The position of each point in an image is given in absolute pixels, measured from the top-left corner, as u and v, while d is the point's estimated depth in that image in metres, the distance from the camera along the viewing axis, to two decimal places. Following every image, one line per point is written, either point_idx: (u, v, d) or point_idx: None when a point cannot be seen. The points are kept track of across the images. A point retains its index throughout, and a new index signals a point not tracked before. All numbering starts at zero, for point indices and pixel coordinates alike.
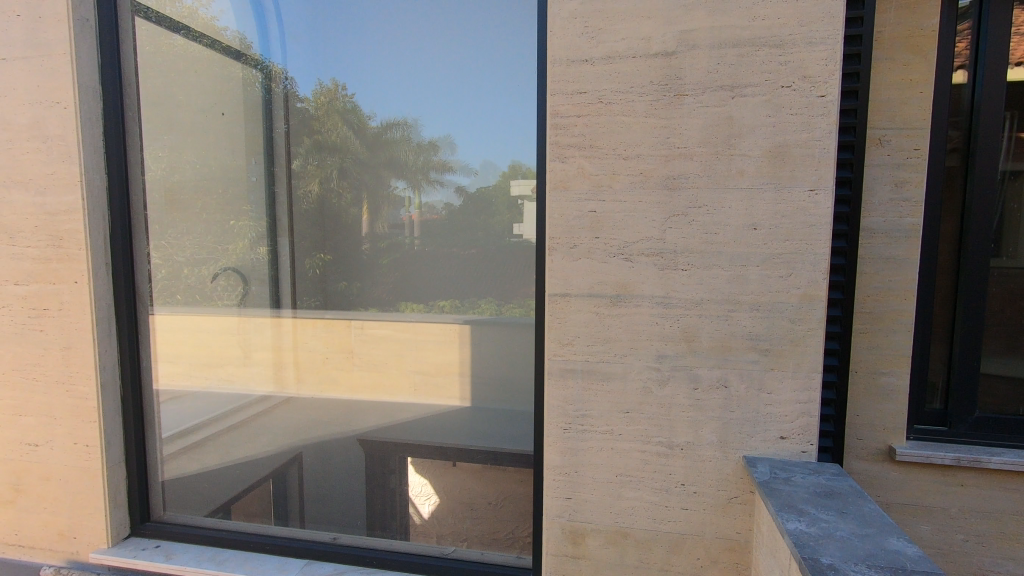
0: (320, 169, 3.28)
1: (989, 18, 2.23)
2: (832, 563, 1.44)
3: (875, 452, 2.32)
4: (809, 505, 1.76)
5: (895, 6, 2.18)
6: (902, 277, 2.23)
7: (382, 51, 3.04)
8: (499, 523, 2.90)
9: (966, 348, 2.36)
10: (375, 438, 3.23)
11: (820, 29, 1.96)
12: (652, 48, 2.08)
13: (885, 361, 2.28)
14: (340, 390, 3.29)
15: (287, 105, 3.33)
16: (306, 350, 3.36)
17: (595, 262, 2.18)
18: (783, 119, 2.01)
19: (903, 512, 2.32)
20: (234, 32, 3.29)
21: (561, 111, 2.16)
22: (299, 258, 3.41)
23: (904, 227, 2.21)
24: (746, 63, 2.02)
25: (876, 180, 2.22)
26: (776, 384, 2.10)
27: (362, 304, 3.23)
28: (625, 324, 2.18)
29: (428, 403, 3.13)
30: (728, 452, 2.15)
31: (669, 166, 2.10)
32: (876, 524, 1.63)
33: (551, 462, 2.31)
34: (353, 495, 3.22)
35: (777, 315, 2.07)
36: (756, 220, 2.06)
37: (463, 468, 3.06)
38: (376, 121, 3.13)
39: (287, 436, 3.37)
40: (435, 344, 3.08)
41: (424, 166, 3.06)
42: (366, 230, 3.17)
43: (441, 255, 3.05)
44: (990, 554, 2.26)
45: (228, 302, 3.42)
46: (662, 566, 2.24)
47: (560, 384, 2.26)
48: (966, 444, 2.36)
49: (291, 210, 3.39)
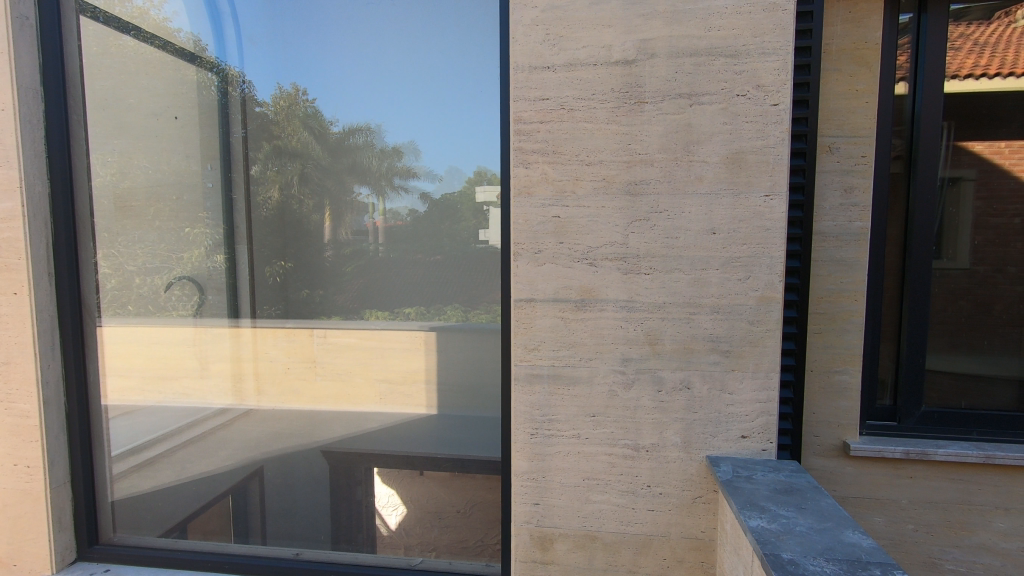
0: (280, 175, 3.16)
1: (927, 32, 2.36)
2: (793, 558, 1.48)
3: (831, 448, 2.41)
4: (770, 502, 1.81)
5: (841, 19, 2.28)
6: (853, 279, 2.32)
7: (345, 56, 2.99)
8: (468, 531, 2.88)
9: (912, 346, 2.48)
10: (339, 449, 3.15)
11: (771, 41, 2.03)
12: (613, 57, 2.11)
13: (838, 360, 2.37)
14: (302, 402, 3.20)
15: (245, 110, 3.17)
16: (266, 361, 3.22)
17: (560, 267, 2.19)
18: (739, 126, 2.07)
19: (858, 505, 2.40)
20: (188, 34, 3.13)
21: (523, 117, 2.17)
22: (259, 265, 3.25)
23: (853, 231, 2.30)
24: (703, 72, 2.08)
25: (827, 186, 2.31)
26: (736, 385, 2.15)
27: (325, 313, 3.14)
28: (590, 329, 2.20)
29: (394, 413, 3.07)
30: (692, 452, 2.19)
31: (631, 172, 2.13)
32: (833, 518, 1.68)
33: (519, 469, 2.30)
34: (317, 508, 3.14)
35: (736, 317, 2.13)
36: (715, 225, 2.11)
37: (431, 477, 3.02)
38: (338, 127, 3.07)
39: (248, 449, 3.25)
40: (401, 352, 3.05)
41: (388, 173, 3.02)
42: (328, 236, 3.10)
43: (407, 262, 3.01)
44: (939, 543, 2.36)
45: (184, 312, 3.25)
46: (630, 568, 2.25)
47: (526, 389, 2.26)
48: (916, 437, 2.46)
49: (250, 218, 3.24)
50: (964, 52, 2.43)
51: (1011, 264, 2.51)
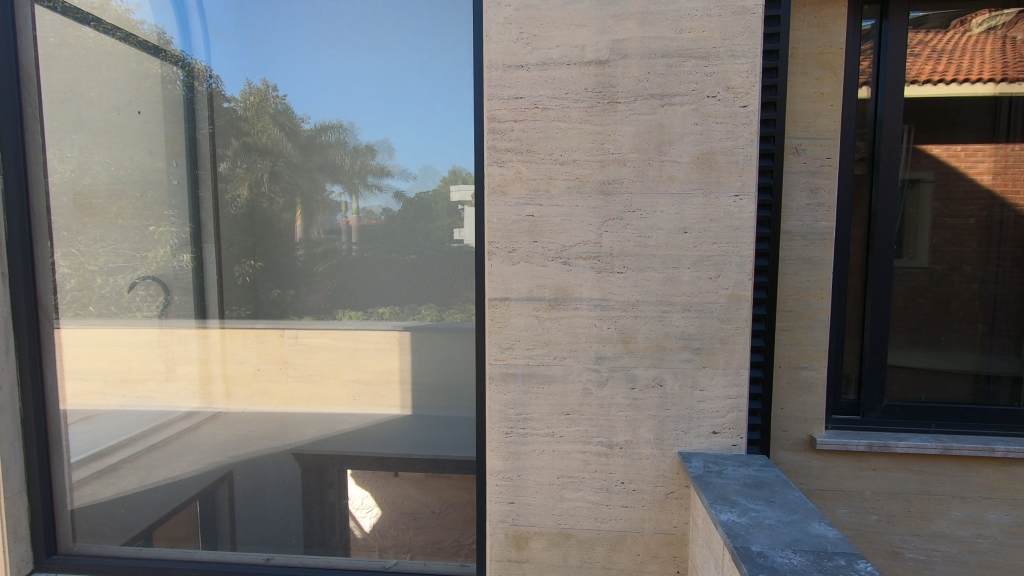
0: (249, 173, 3.08)
1: (888, 39, 2.44)
2: (762, 551, 1.51)
3: (798, 442, 2.47)
4: (740, 496, 1.84)
5: (807, 24, 2.34)
6: (819, 277, 2.38)
7: (316, 51, 2.93)
8: (443, 531, 2.88)
9: (875, 342, 2.56)
10: (311, 451, 3.10)
11: (740, 43, 2.07)
12: (586, 56, 2.13)
13: (805, 356, 2.43)
14: (273, 404, 3.13)
15: (212, 105, 3.09)
16: (235, 362, 3.14)
17: (534, 266, 2.19)
18: (710, 127, 2.11)
19: (824, 497, 2.46)
20: (152, 26, 3.03)
21: (497, 115, 2.17)
22: (227, 265, 3.16)
23: (819, 231, 2.36)
24: (674, 73, 2.10)
25: (794, 186, 2.37)
26: (707, 381, 2.18)
27: (296, 313, 3.08)
28: (564, 327, 2.21)
29: (367, 414, 3.03)
30: (665, 449, 2.21)
31: (604, 171, 2.15)
32: (801, 511, 1.72)
33: (493, 468, 2.30)
34: (289, 512, 3.10)
35: (707, 314, 2.16)
36: (686, 224, 2.14)
37: (406, 478, 2.99)
38: (310, 124, 3.01)
39: (216, 454, 3.17)
40: (374, 353, 3.01)
41: (361, 171, 2.98)
42: (299, 235, 3.04)
43: (381, 261, 2.97)
44: (900, 532, 2.44)
45: (148, 313, 3.15)
46: (604, 565, 2.27)
47: (501, 388, 2.25)
48: (878, 431, 2.54)
49: (218, 216, 3.15)
50: (923, 59, 2.52)
51: (966, 263, 2.62)
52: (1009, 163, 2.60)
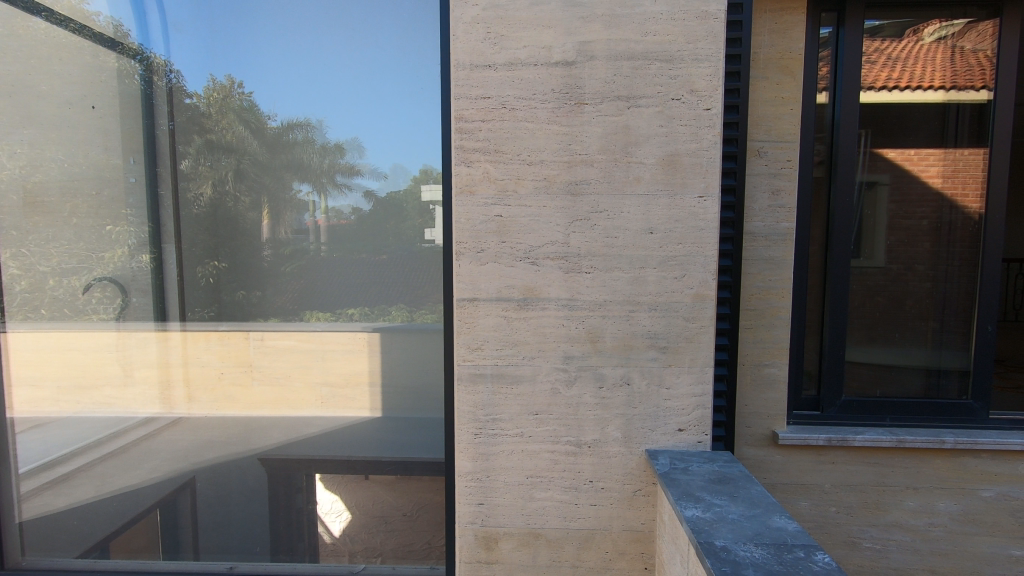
0: (213, 171, 2.98)
1: (846, 46, 2.52)
2: (725, 545, 1.54)
3: (761, 437, 2.53)
4: (704, 491, 1.88)
5: (768, 30, 2.40)
6: (780, 277, 2.44)
7: (283, 47, 2.85)
8: (414, 534, 2.89)
9: (834, 339, 2.64)
10: (276, 456, 3.03)
11: (704, 47, 2.11)
12: (553, 57, 2.14)
13: (768, 354, 2.49)
14: (237, 408, 3.05)
15: (172, 101, 2.97)
16: (197, 365, 3.05)
17: (502, 266, 2.19)
18: (674, 129, 2.14)
19: (786, 491, 2.53)
20: (107, 18, 2.92)
21: (464, 115, 2.16)
22: (189, 266, 3.05)
23: (780, 231, 2.43)
24: (640, 75, 2.13)
25: (757, 188, 2.42)
26: (673, 379, 2.21)
27: (263, 315, 3.00)
28: (532, 327, 2.21)
29: (335, 416, 2.98)
30: (632, 446, 2.24)
31: (571, 172, 2.16)
32: (762, 505, 1.77)
33: (462, 469, 2.28)
34: (254, 518, 3.05)
35: (673, 314, 2.20)
36: (652, 225, 2.17)
37: (376, 481, 2.95)
38: (277, 122, 2.92)
39: (176, 461, 3.07)
40: (343, 355, 2.96)
41: (330, 170, 2.91)
42: (266, 235, 2.96)
43: (351, 262, 2.93)
44: (858, 523, 2.52)
45: (105, 315, 3.06)
46: (573, 563, 2.29)
47: (470, 389, 2.24)
48: (838, 425, 2.61)
49: (179, 215, 3.04)
50: (879, 66, 2.62)
51: (919, 262, 2.74)
52: (959, 168, 2.68)
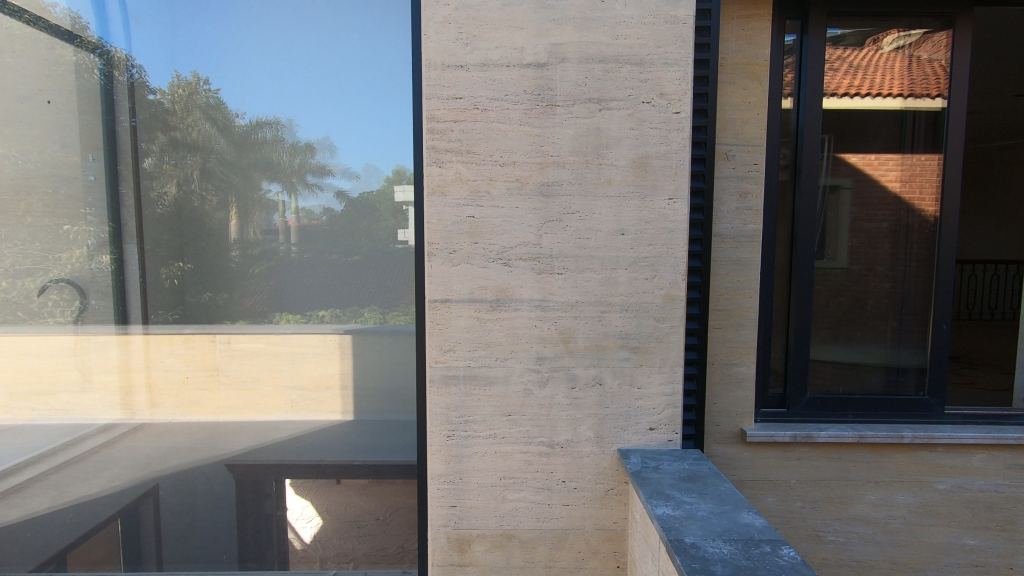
0: (178, 169, 2.89)
1: (809, 53, 2.60)
2: (694, 542, 1.56)
3: (730, 435, 2.58)
4: (675, 489, 1.91)
5: (736, 36, 2.45)
6: (747, 277, 2.50)
7: (251, 44, 2.79)
8: (387, 539, 2.89)
9: (799, 338, 2.71)
10: (244, 462, 2.97)
11: (673, 51, 2.14)
12: (524, 59, 2.14)
13: (736, 353, 2.54)
14: (203, 413, 2.96)
15: (134, 97, 2.87)
16: (161, 370, 2.95)
17: (475, 267, 2.19)
18: (645, 132, 2.17)
19: (754, 487, 2.58)
20: (64, 9, 2.82)
21: (436, 115, 2.15)
22: (151, 267, 2.95)
23: (747, 233, 2.48)
24: (611, 78, 2.15)
25: (725, 191, 2.47)
26: (644, 379, 2.24)
27: (230, 317, 2.92)
28: (505, 328, 2.21)
29: (305, 420, 2.93)
30: (604, 446, 2.25)
31: (543, 173, 2.17)
32: (731, 501, 1.80)
33: (435, 471, 2.27)
34: (221, 527, 2.98)
35: (644, 314, 2.22)
36: (623, 226, 2.19)
37: (349, 485, 2.93)
38: (245, 120, 2.85)
39: (138, 468, 2.98)
40: (313, 357, 2.90)
41: (300, 170, 2.86)
42: (233, 235, 2.88)
43: (321, 263, 2.88)
44: (822, 517, 2.59)
45: (63, 319, 2.96)
46: (546, 564, 2.29)
47: (442, 391, 2.23)
48: (803, 421, 2.68)
49: (141, 215, 2.94)
50: (841, 73, 2.70)
51: (880, 264, 2.84)
52: (916, 172, 2.76)
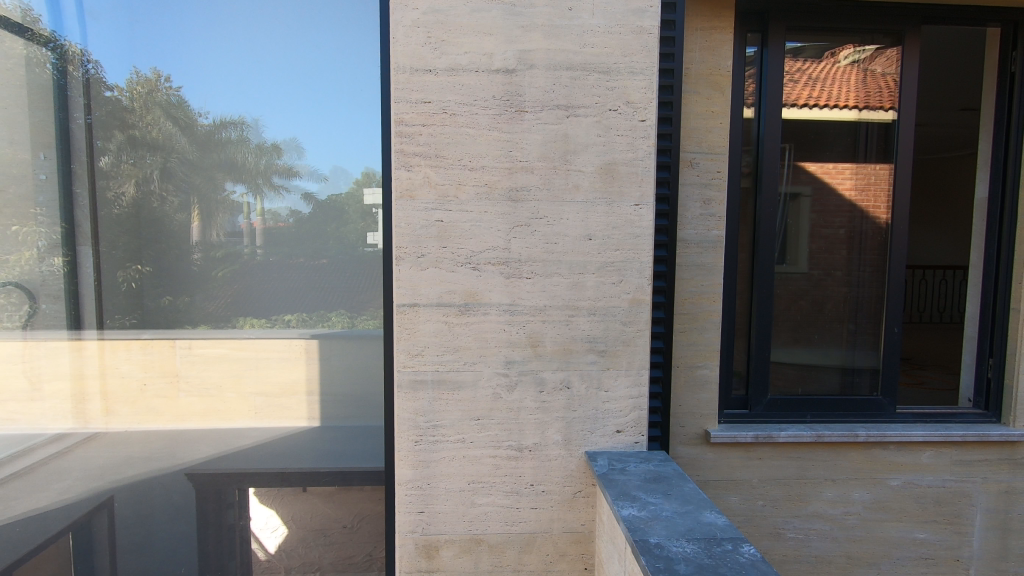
0: (136, 168, 2.79)
1: (769, 65, 2.69)
2: (659, 542, 1.59)
3: (695, 436, 2.63)
4: (640, 490, 1.94)
5: (699, 47, 2.51)
6: (711, 282, 2.56)
7: (214, 41, 2.72)
8: (354, 547, 2.86)
9: (760, 341, 2.79)
10: (205, 471, 2.89)
11: (638, 61, 2.19)
12: (493, 64, 2.15)
13: (700, 356, 2.60)
14: (162, 421, 2.86)
15: (90, 93, 2.77)
16: (117, 377, 2.85)
17: (443, 271, 2.19)
18: (612, 139, 2.20)
19: (717, 487, 2.64)
20: (15, 2, 2.72)
21: (405, 119, 2.14)
22: (107, 270, 2.84)
23: (711, 239, 2.55)
24: (579, 86, 2.18)
25: (689, 197, 2.53)
26: (611, 382, 2.27)
27: (192, 322, 2.84)
28: (473, 332, 2.21)
29: (269, 428, 2.86)
30: (572, 449, 2.27)
31: (512, 178, 2.18)
32: (694, 501, 1.84)
33: (402, 477, 2.25)
34: (181, 538, 2.90)
35: (611, 318, 2.25)
36: (591, 231, 2.22)
37: (315, 493, 2.87)
38: (208, 119, 2.77)
39: (92, 479, 2.88)
40: (278, 363, 2.84)
41: (266, 171, 2.80)
42: (195, 238, 2.80)
43: (287, 266, 2.82)
44: (783, 514, 2.67)
45: (11, 325, 2.83)
46: (515, 567, 2.29)
47: (410, 396, 2.22)
48: (764, 422, 2.76)
49: (96, 216, 2.83)
50: (800, 85, 2.80)
51: (837, 269, 2.94)
52: (870, 181, 2.87)
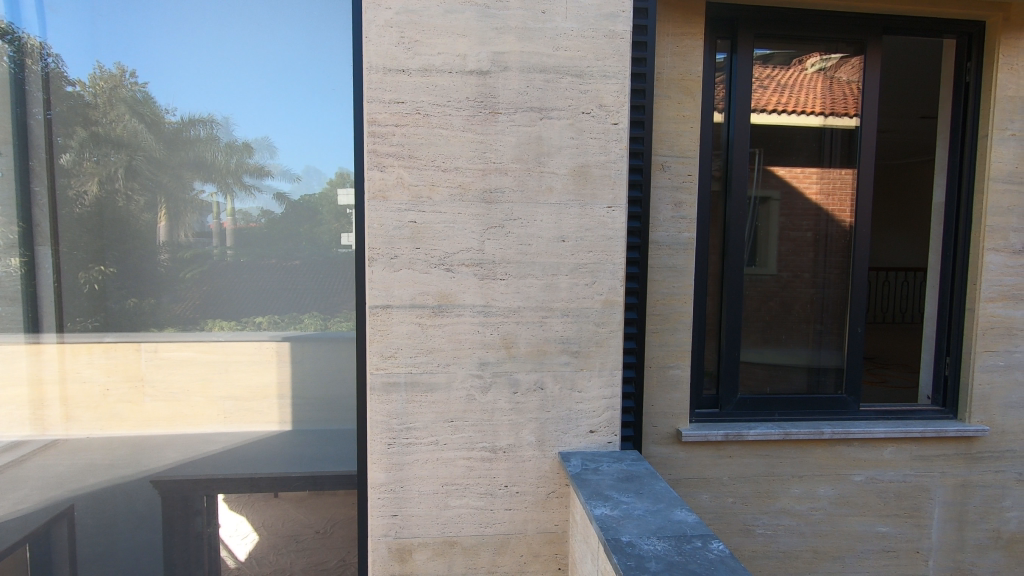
0: (100, 166, 2.71)
1: (738, 71, 2.75)
2: (631, 540, 1.61)
3: (667, 435, 2.67)
4: (613, 489, 1.96)
5: (670, 52, 2.56)
6: (682, 283, 2.61)
7: (182, 37, 2.66)
8: (327, 552, 2.83)
9: (730, 341, 2.85)
10: (170, 478, 2.81)
11: (611, 65, 2.21)
12: (467, 66, 2.16)
13: (672, 356, 2.64)
14: (125, 427, 2.78)
15: (49, 88, 2.68)
16: (77, 381, 2.76)
17: (416, 272, 2.18)
18: (585, 142, 2.22)
19: (689, 485, 2.69)
20: None
21: (377, 119, 2.12)
22: (68, 271, 2.75)
23: (682, 241, 2.59)
24: (552, 88, 2.19)
25: (661, 200, 2.57)
26: (584, 383, 2.29)
27: (157, 324, 2.76)
28: (447, 334, 2.21)
29: (238, 433, 2.80)
30: (546, 450, 2.28)
31: (485, 180, 2.18)
32: (665, 499, 1.87)
33: (375, 481, 2.23)
34: (146, 546, 2.83)
35: (584, 319, 2.27)
36: (564, 233, 2.23)
37: (286, 498, 2.83)
38: (176, 117, 2.70)
39: (51, 487, 2.77)
40: (248, 366, 2.79)
41: (236, 170, 2.74)
42: (162, 238, 2.72)
43: (258, 267, 2.77)
44: (752, 511, 2.73)
45: None
46: (488, 569, 2.29)
47: (382, 398, 2.20)
48: (733, 421, 2.81)
49: (56, 215, 2.73)
50: (769, 91, 2.87)
51: (805, 271, 3.01)
52: (835, 186, 2.95)
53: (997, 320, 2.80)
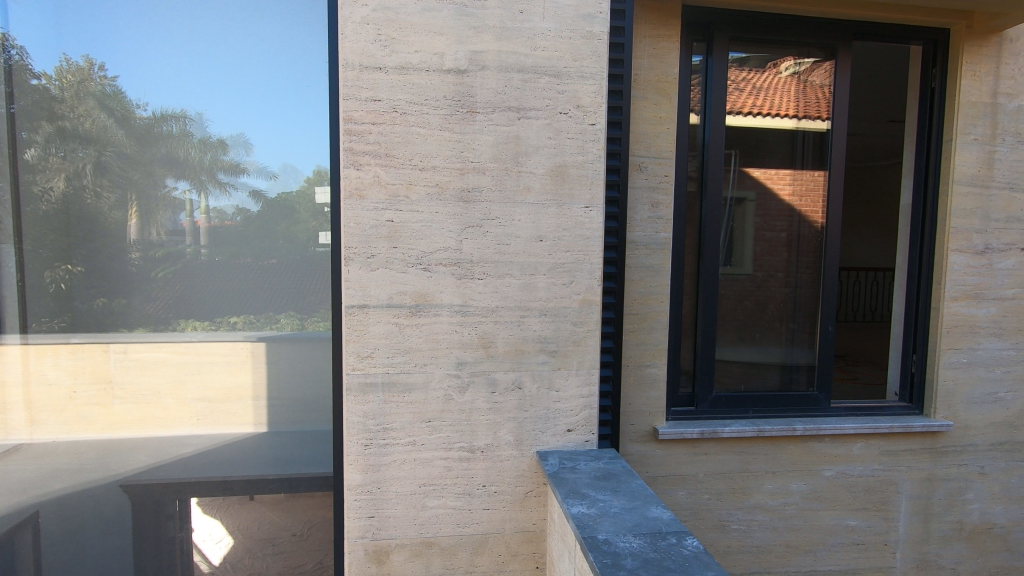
0: (66, 162, 2.63)
1: (713, 74, 2.79)
2: (607, 538, 1.62)
3: (644, 434, 2.70)
4: (590, 488, 1.97)
5: (647, 54, 2.58)
6: (658, 283, 2.63)
7: (153, 30, 2.59)
8: (304, 554, 2.79)
9: (705, 339, 2.89)
10: (141, 482, 2.75)
11: (588, 66, 2.22)
12: (445, 64, 2.15)
13: (649, 355, 2.67)
14: (93, 430, 2.70)
15: (13, 82, 2.60)
16: (43, 384, 2.67)
17: (393, 272, 2.16)
18: (562, 142, 2.23)
19: (665, 482, 2.72)
20: None
21: (354, 117, 2.10)
22: (33, 270, 2.66)
23: (659, 241, 2.62)
24: (530, 88, 2.20)
25: (638, 201, 2.60)
26: (562, 382, 2.29)
27: (127, 325, 2.69)
28: (424, 334, 2.20)
29: (211, 435, 2.74)
30: (524, 449, 2.29)
31: (463, 179, 2.18)
32: (641, 497, 1.89)
33: (352, 482, 2.21)
34: (116, 552, 2.76)
35: (562, 318, 2.28)
36: (542, 233, 2.24)
37: (262, 501, 2.78)
38: (147, 112, 2.63)
39: (14, 494, 2.69)
40: (222, 367, 2.73)
41: (210, 167, 2.68)
42: (132, 236, 2.65)
43: (233, 267, 2.71)
44: (727, 507, 2.77)
45: None
46: (466, 569, 2.29)
47: (359, 399, 2.18)
48: (709, 418, 2.86)
49: (20, 212, 2.65)
50: (745, 94, 2.91)
51: (779, 270, 3.06)
52: (808, 187, 3.01)
53: (961, 318, 2.88)
